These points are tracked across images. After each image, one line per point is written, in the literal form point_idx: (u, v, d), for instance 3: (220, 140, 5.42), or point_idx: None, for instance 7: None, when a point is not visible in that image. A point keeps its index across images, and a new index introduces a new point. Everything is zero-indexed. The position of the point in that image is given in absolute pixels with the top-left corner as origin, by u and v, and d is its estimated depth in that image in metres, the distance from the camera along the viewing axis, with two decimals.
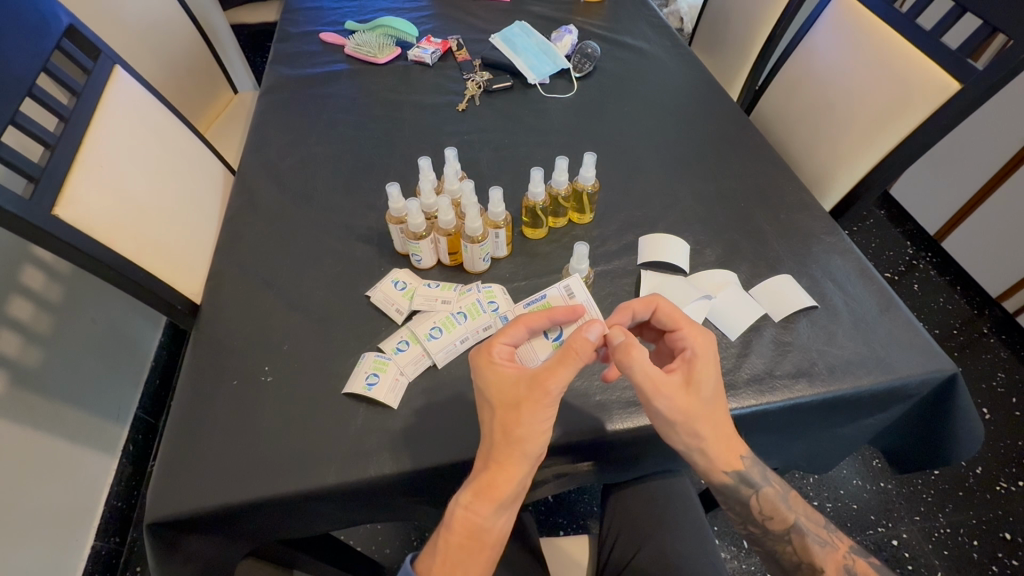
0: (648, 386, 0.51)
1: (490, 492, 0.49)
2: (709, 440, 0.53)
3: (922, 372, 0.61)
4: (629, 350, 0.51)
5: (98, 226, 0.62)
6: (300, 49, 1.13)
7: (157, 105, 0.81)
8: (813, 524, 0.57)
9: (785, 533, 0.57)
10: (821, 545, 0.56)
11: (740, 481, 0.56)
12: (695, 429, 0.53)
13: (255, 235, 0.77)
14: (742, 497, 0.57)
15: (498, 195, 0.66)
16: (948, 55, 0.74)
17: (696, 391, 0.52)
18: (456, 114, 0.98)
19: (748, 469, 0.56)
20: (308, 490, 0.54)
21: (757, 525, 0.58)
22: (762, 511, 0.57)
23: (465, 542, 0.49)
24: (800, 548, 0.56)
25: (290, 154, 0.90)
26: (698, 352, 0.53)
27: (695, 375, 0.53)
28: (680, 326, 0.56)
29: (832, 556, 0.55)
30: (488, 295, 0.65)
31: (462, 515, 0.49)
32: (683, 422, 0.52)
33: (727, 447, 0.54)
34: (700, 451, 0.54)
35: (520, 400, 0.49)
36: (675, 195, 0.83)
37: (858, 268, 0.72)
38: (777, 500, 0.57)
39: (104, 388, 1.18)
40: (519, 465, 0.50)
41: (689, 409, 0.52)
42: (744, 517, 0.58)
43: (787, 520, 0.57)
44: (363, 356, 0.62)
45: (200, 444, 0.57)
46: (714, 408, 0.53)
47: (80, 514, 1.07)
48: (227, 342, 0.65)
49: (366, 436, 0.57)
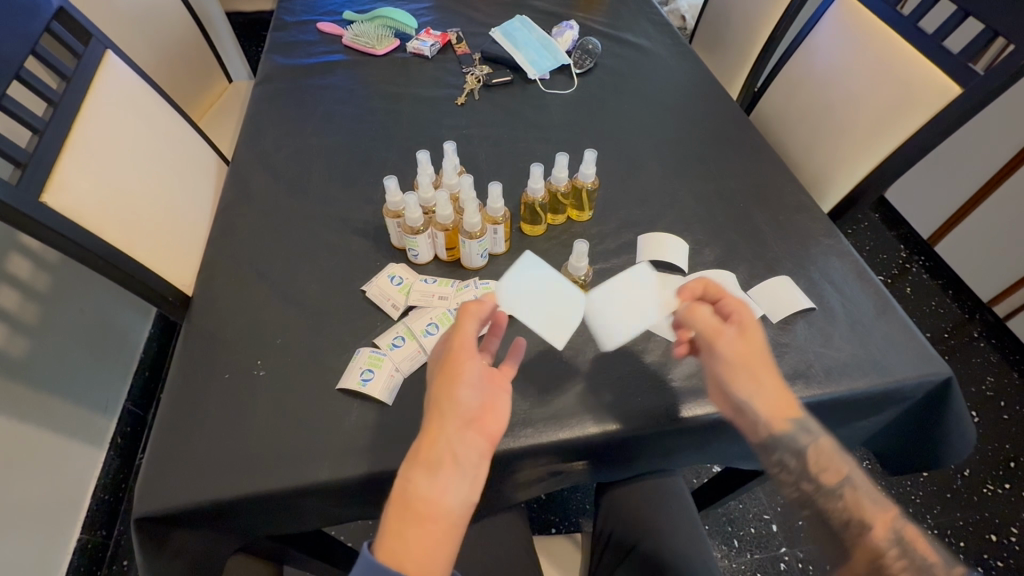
0: (711, 329, 0.56)
1: (423, 456, 0.45)
2: (770, 385, 0.54)
3: (916, 375, 0.61)
4: (693, 307, 0.57)
5: (88, 213, 0.61)
6: (297, 39, 1.11)
7: (150, 90, 0.79)
8: (869, 483, 0.50)
9: (837, 487, 0.50)
10: (873, 502, 0.48)
11: (799, 427, 0.53)
12: (759, 374, 0.55)
13: (250, 227, 0.76)
14: (796, 444, 0.52)
15: (497, 191, 0.65)
16: (950, 59, 0.73)
17: (754, 337, 0.56)
18: (455, 107, 0.97)
19: (807, 417, 0.54)
20: (300, 486, 0.53)
21: (809, 480, 0.51)
22: (816, 462, 0.51)
23: (402, 514, 0.43)
24: (850, 504, 0.48)
25: (285, 145, 0.89)
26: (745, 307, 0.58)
27: (751, 323, 0.56)
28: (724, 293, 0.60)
29: (883, 515, 0.46)
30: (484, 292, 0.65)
31: (398, 491, 0.44)
32: (746, 367, 0.55)
33: (785, 391, 0.55)
34: (761, 396, 0.54)
35: (438, 371, 0.50)
36: (674, 195, 0.83)
37: (855, 270, 0.72)
38: (834, 451, 0.52)
39: (91, 379, 1.16)
40: (445, 423, 0.47)
41: (749, 354, 0.55)
42: (796, 473, 0.52)
43: (842, 473, 0.50)
44: (358, 352, 0.61)
45: (191, 439, 0.56)
46: (768, 358, 0.56)
47: (67, 507, 1.06)
48: (219, 335, 0.64)
49: (360, 433, 0.56)
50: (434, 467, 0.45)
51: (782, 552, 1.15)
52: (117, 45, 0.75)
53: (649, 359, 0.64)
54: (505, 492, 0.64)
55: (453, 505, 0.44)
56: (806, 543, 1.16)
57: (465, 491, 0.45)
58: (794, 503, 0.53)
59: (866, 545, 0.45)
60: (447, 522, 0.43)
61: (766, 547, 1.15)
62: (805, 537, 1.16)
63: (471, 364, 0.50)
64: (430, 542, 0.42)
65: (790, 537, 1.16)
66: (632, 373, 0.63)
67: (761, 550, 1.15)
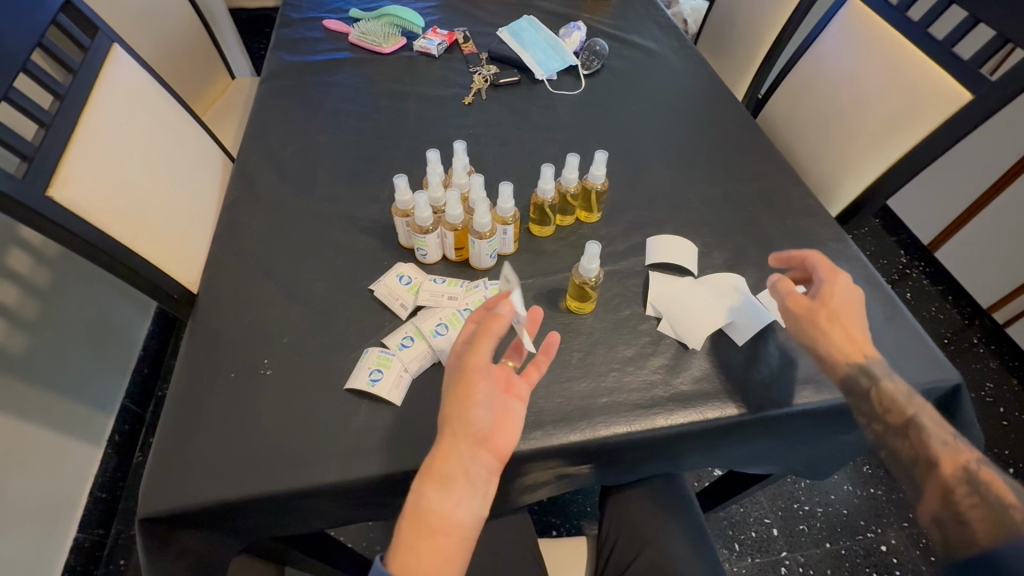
0: (786, 292, 0.63)
1: (436, 472, 0.47)
2: (834, 330, 0.60)
3: (926, 382, 0.61)
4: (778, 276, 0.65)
5: (94, 208, 0.60)
6: (303, 36, 1.10)
7: (156, 85, 0.78)
8: (936, 423, 0.54)
9: (903, 427, 0.54)
10: (941, 443, 0.52)
11: (861, 371, 0.58)
12: (831, 325, 0.60)
13: (256, 224, 0.75)
14: (861, 387, 0.57)
15: (507, 190, 0.64)
16: (960, 65, 0.74)
17: (831, 298, 0.61)
18: (462, 107, 0.96)
19: (875, 363, 0.58)
20: (307, 487, 0.53)
21: (878, 420, 0.56)
22: (881, 402, 0.56)
23: (414, 529, 0.45)
24: (917, 442, 0.53)
25: (291, 142, 0.88)
26: (834, 275, 0.63)
27: (831, 289, 0.62)
28: (814, 260, 0.65)
29: (953, 457, 0.51)
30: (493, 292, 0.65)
31: (410, 502, 0.47)
32: (816, 320, 0.60)
33: (851, 339, 0.59)
34: (829, 344, 0.59)
35: (453, 380, 0.50)
36: (682, 197, 0.82)
37: (864, 274, 0.72)
38: (897, 394, 0.56)
39: (90, 376, 1.15)
40: (456, 441, 0.48)
41: (819, 309, 0.61)
42: (866, 414, 0.57)
43: (907, 413, 0.55)
44: (366, 352, 0.61)
45: (196, 438, 0.55)
46: (849, 312, 0.61)
47: (63, 505, 1.05)
48: (225, 333, 0.63)
49: (368, 433, 0.56)
50: (447, 484, 0.46)
51: (783, 557, 1.15)
52: (123, 38, 0.74)
53: (657, 362, 0.63)
54: (511, 495, 0.63)
55: (461, 521, 0.46)
56: (807, 547, 1.16)
57: (473, 507, 0.47)
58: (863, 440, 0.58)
59: (936, 483, 0.51)
60: (455, 536, 0.46)
61: (767, 552, 1.15)
62: (806, 541, 1.16)
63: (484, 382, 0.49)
64: (438, 556, 0.45)
65: (791, 542, 1.16)
66: (641, 376, 0.62)
67: (762, 555, 1.15)
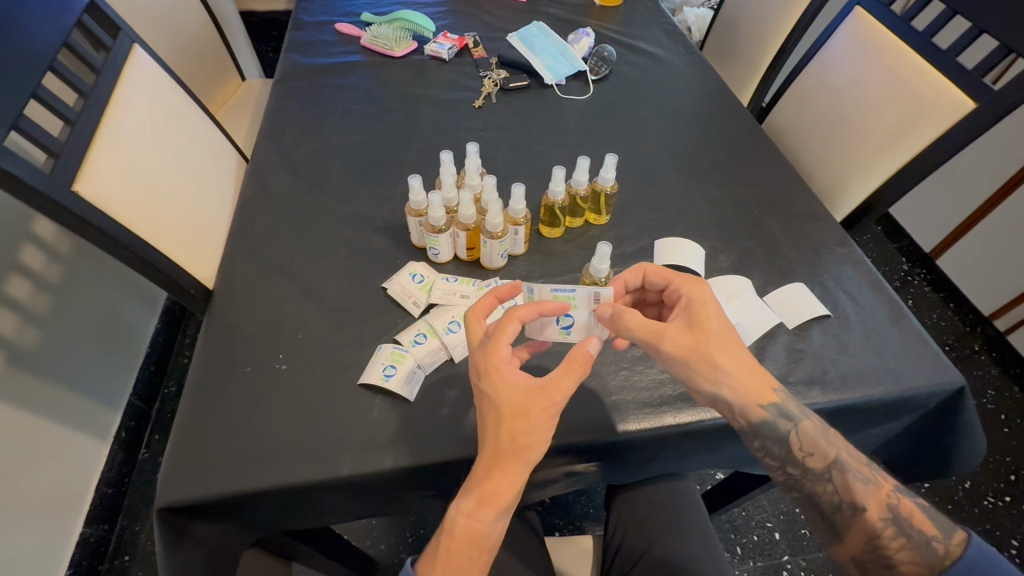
0: (651, 332, 0.54)
1: (495, 500, 0.48)
2: (733, 374, 0.53)
3: (929, 383, 0.62)
4: (622, 317, 0.54)
5: (116, 203, 0.61)
6: (316, 39, 1.12)
7: (174, 85, 0.79)
8: (854, 459, 0.53)
9: (825, 471, 0.52)
10: (863, 483, 0.51)
11: (777, 415, 0.54)
12: (717, 362, 0.53)
13: (270, 223, 0.76)
14: (781, 434, 0.53)
15: (519, 192, 0.66)
16: (964, 74, 0.75)
17: (701, 329, 0.54)
18: (472, 110, 0.98)
19: (785, 401, 0.55)
20: (322, 480, 0.54)
21: (796, 466, 0.53)
22: (801, 447, 0.53)
23: (466, 548, 0.48)
24: (841, 486, 0.52)
25: (305, 143, 0.90)
26: (695, 295, 0.56)
27: (697, 317, 0.54)
28: (672, 281, 0.58)
29: (876, 494, 0.51)
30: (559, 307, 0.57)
31: (466, 525, 0.48)
32: (701, 359, 0.53)
33: (754, 379, 0.54)
34: (730, 388, 0.53)
35: (529, 408, 0.48)
36: (689, 201, 0.84)
37: (869, 278, 0.73)
38: (816, 435, 0.54)
39: (98, 372, 1.16)
40: (522, 473, 0.49)
41: (699, 346, 0.53)
42: (782, 459, 0.54)
43: (828, 456, 0.53)
44: (379, 348, 0.62)
45: (213, 430, 0.56)
46: (728, 338, 0.54)
47: (70, 500, 1.05)
48: (240, 328, 0.64)
49: (381, 428, 0.57)
50: (503, 509, 0.48)
51: (785, 561, 1.15)
52: (144, 39, 0.76)
53: None
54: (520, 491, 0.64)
55: (499, 535, 0.50)
56: (809, 551, 1.16)
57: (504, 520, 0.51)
58: (778, 478, 0.56)
59: (862, 526, 0.50)
60: (491, 549, 0.50)
61: (769, 555, 1.16)
62: (808, 545, 1.17)
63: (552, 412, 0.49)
64: (477, 567, 0.49)
65: (793, 546, 1.17)
66: (650, 375, 0.63)
67: (765, 558, 1.15)
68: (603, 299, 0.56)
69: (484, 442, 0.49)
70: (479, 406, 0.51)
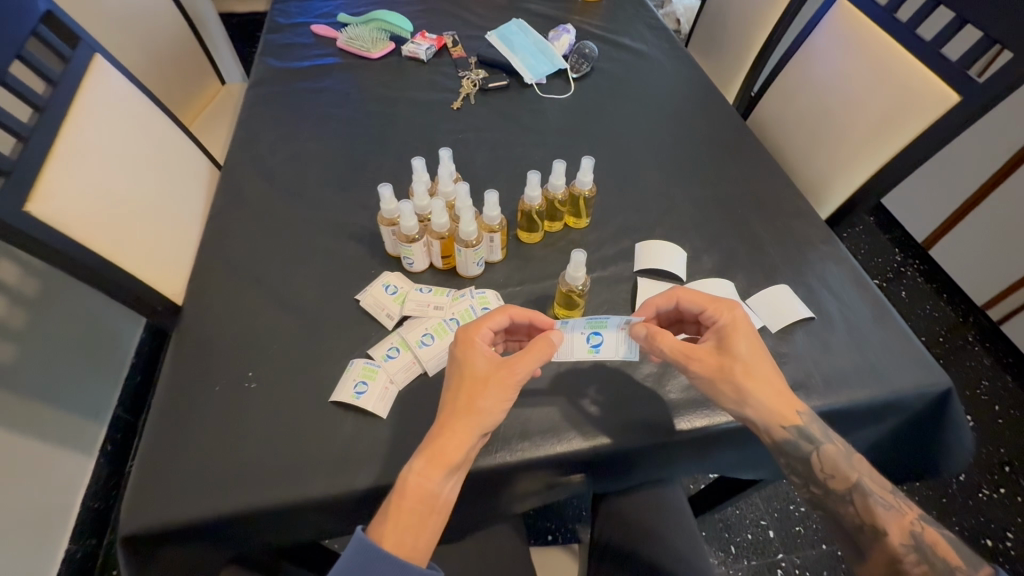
0: (681, 353, 0.55)
1: (447, 457, 0.47)
2: (761, 396, 0.53)
3: (915, 385, 0.61)
4: (656, 337, 0.56)
5: (76, 222, 0.59)
6: (291, 41, 1.10)
7: (139, 95, 0.77)
8: (878, 485, 0.52)
9: (848, 493, 0.52)
10: (886, 508, 0.51)
11: (799, 435, 0.53)
12: (742, 386, 0.54)
13: (242, 234, 0.74)
14: (803, 454, 0.53)
15: (493, 198, 0.64)
16: (948, 66, 0.73)
17: (729, 353, 0.55)
18: (451, 112, 0.96)
19: (809, 423, 0.54)
20: (292, 503, 0.52)
21: (818, 485, 0.53)
22: (823, 468, 0.53)
23: (416, 508, 0.45)
24: (862, 509, 0.51)
25: (278, 150, 0.88)
26: (729, 320, 0.56)
27: (727, 339, 0.55)
28: (706, 306, 0.58)
29: (898, 520, 0.50)
30: (591, 325, 0.58)
31: (417, 483, 0.46)
32: (726, 379, 0.54)
33: (780, 399, 0.54)
34: (754, 408, 0.54)
35: (489, 376, 0.50)
36: (672, 201, 0.82)
37: (854, 277, 0.71)
38: (838, 457, 0.53)
39: (80, 387, 1.15)
40: (473, 435, 0.48)
41: (726, 368, 0.54)
42: (805, 477, 0.54)
43: (850, 479, 0.52)
44: (351, 363, 0.60)
45: (179, 454, 0.54)
46: (756, 362, 0.54)
47: (56, 517, 1.04)
48: (210, 345, 0.63)
49: (354, 446, 0.55)
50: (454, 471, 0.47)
51: (779, 558, 1.14)
52: (106, 48, 0.73)
53: (648, 369, 0.63)
54: (502, 505, 0.62)
55: (450, 504, 0.48)
56: (804, 548, 1.16)
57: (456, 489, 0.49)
58: (802, 497, 0.56)
59: (883, 550, 0.49)
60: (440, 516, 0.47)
61: (763, 553, 1.15)
62: (803, 542, 1.16)
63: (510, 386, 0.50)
64: (422, 532, 0.46)
65: (788, 544, 1.16)
66: (631, 384, 0.62)
67: (759, 556, 1.15)
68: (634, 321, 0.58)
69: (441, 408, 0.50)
70: (448, 375, 0.53)
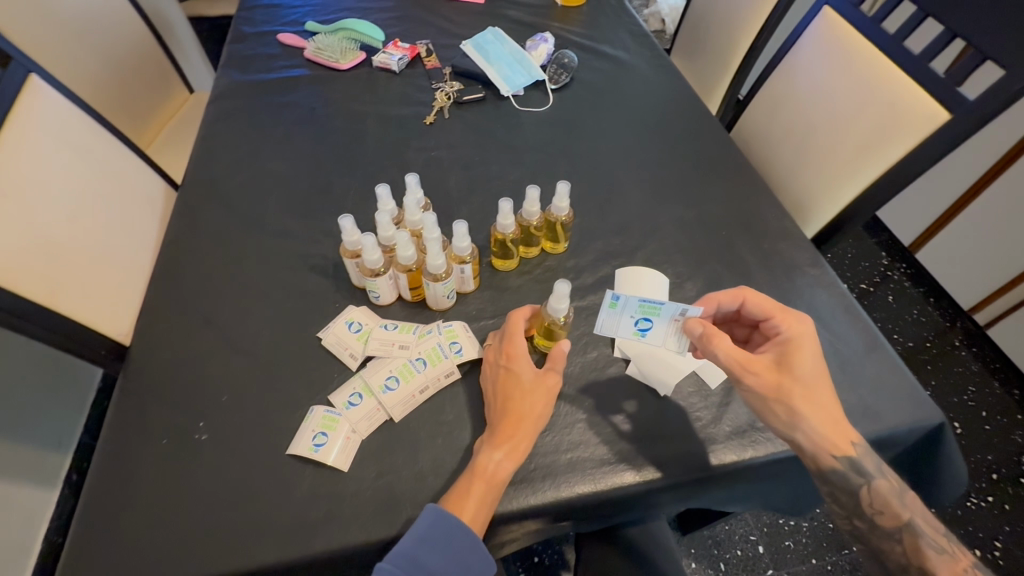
0: (737, 363, 0.54)
1: (516, 448, 0.51)
2: (812, 419, 0.52)
3: (906, 422, 0.58)
4: (711, 338, 0.54)
5: (3, 265, 0.54)
6: (256, 51, 1.05)
7: (82, 117, 0.72)
8: (930, 527, 0.50)
9: (896, 531, 0.50)
10: (937, 552, 0.49)
11: (849, 467, 0.51)
12: (796, 407, 0.52)
13: (197, 266, 0.70)
14: (852, 486, 0.52)
15: (462, 229, 0.59)
16: (937, 82, 0.70)
17: (790, 371, 0.53)
18: (423, 127, 0.91)
19: (862, 455, 0.52)
20: (242, 572, 0.48)
21: (864, 519, 0.52)
22: (872, 503, 0.51)
23: (490, 489, 0.49)
24: (910, 549, 0.49)
25: (240, 171, 0.83)
26: (794, 335, 0.55)
27: (789, 356, 0.54)
28: (773, 315, 0.57)
29: (949, 565, 0.48)
30: (642, 312, 0.56)
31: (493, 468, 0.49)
32: (780, 400, 0.53)
33: (833, 423, 0.52)
34: (805, 433, 0.52)
35: (537, 385, 0.54)
36: (654, 222, 0.79)
37: (842, 304, 0.68)
38: (890, 494, 0.51)
39: (40, 414, 1.09)
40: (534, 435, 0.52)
41: (783, 385, 0.53)
42: (850, 508, 0.52)
43: (901, 518, 0.50)
44: (311, 411, 0.56)
45: (120, 518, 0.50)
46: (817, 387, 0.53)
47: (15, 554, 0.99)
48: (158, 392, 0.58)
49: (312, 505, 0.51)
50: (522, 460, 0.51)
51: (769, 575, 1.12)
52: (43, 68, 0.68)
53: (626, 411, 0.59)
54: None
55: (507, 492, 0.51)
56: (794, 564, 1.14)
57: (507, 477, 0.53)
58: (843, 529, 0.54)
59: None
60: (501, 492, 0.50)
61: (752, 570, 1.13)
62: (792, 557, 1.14)
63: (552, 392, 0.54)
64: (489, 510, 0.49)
65: (777, 559, 1.14)
66: (608, 425, 0.58)
67: (748, 573, 1.13)
68: (691, 316, 0.55)
69: (497, 406, 0.54)
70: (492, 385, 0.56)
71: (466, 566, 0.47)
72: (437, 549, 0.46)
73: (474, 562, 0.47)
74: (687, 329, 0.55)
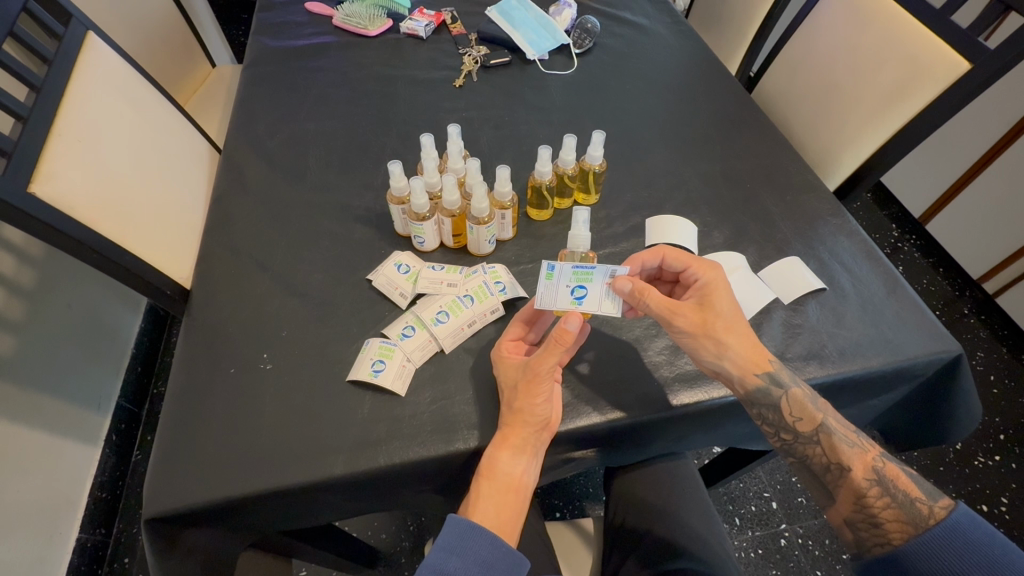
0: (665, 308, 0.55)
1: (508, 441, 0.52)
2: (735, 349, 0.54)
3: (927, 353, 0.61)
4: (641, 293, 0.54)
5: (80, 205, 0.58)
6: (286, 20, 1.07)
7: (134, 74, 0.76)
8: (841, 424, 0.53)
9: (814, 435, 0.52)
10: (849, 445, 0.51)
11: (771, 382, 0.53)
12: (721, 338, 0.54)
13: (246, 217, 0.73)
14: (773, 401, 0.53)
15: (504, 174, 0.62)
16: (959, 34, 0.72)
17: (711, 308, 0.55)
18: (453, 90, 0.94)
19: (777, 369, 0.54)
20: (313, 482, 0.52)
21: (788, 431, 0.53)
22: (792, 413, 0.53)
23: (494, 492, 0.52)
24: (827, 448, 0.52)
25: (279, 131, 0.86)
26: (710, 279, 0.57)
27: (709, 297, 0.56)
28: (689, 264, 0.59)
29: (860, 456, 0.51)
30: (576, 279, 0.55)
31: (508, 473, 0.52)
32: (708, 334, 0.54)
33: (752, 348, 0.54)
34: (731, 361, 0.54)
35: (521, 381, 0.53)
36: (680, 176, 0.82)
37: (864, 250, 0.71)
38: (805, 400, 0.53)
39: (81, 377, 1.13)
40: (529, 432, 0.52)
41: (708, 322, 0.55)
42: (776, 425, 0.54)
43: (816, 420, 0.52)
44: (367, 343, 0.59)
45: (198, 435, 0.54)
46: (734, 320, 0.55)
47: (64, 507, 1.03)
48: (221, 328, 0.62)
49: (374, 425, 0.55)
50: (519, 453, 0.52)
51: (782, 529, 1.15)
52: (98, 25, 0.72)
53: (657, 346, 0.63)
54: None
55: (528, 486, 0.54)
56: (806, 519, 1.16)
57: (539, 465, 0.55)
58: (773, 444, 0.56)
59: (849, 486, 0.50)
60: (525, 497, 0.54)
61: (766, 525, 1.15)
62: (805, 513, 1.17)
63: (546, 385, 0.52)
64: (516, 514, 0.53)
65: (790, 515, 1.16)
66: (639, 356, 0.62)
67: (762, 527, 1.15)
68: (619, 275, 0.55)
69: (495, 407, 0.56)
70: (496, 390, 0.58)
71: (489, 567, 0.48)
72: (456, 553, 0.47)
73: (497, 561, 0.48)
74: (615, 289, 0.54)
